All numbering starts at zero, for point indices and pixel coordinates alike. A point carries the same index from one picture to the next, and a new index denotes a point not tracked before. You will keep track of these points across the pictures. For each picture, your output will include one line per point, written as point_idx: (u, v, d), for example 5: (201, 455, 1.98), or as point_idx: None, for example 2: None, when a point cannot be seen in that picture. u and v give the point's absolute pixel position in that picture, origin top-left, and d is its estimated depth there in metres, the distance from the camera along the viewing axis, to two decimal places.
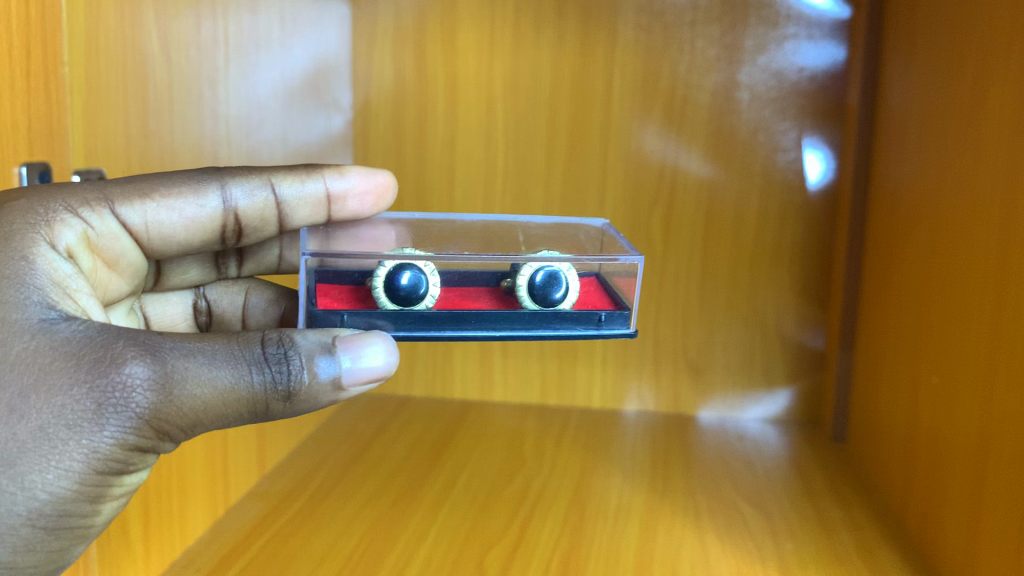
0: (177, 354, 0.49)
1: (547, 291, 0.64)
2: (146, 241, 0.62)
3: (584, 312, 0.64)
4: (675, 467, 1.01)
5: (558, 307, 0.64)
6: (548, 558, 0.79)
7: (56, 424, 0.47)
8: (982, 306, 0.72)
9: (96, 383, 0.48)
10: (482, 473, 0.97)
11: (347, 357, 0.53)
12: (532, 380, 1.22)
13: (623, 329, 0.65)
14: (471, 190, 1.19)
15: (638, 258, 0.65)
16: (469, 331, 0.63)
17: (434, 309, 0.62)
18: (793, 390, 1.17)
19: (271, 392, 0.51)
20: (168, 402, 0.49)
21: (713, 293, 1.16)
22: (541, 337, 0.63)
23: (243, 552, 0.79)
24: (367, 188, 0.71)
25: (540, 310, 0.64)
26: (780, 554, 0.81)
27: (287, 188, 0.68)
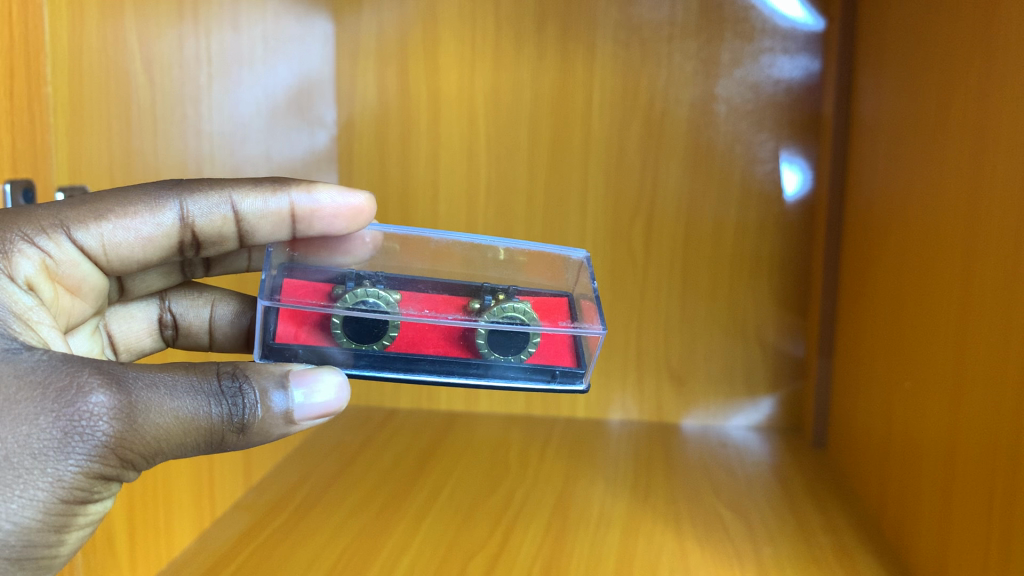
0: (140, 383, 0.49)
1: (503, 343, 0.62)
2: (104, 263, 0.63)
3: (539, 367, 0.62)
4: (658, 474, 1.02)
5: (514, 359, 0.62)
6: (528, 566, 0.80)
7: (21, 453, 0.46)
8: (950, 311, 0.74)
9: (60, 412, 0.47)
10: (465, 483, 0.98)
11: (301, 390, 0.54)
12: (517, 391, 1.23)
13: (576, 383, 0.63)
14: (455, 204, 1.20)
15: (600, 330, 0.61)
16: (421, 372, 0.62)
17: (388, 349, 0.62)
18: (774, 397, 1.19)
19: (227, 423, 0.51)
20: (132, 430, 0.48)
21: (695, 303, 1.17)
22: (489, 385, 0.62)
23: (228, 563, 0.80)
24: (340, 208, 0.69)
25: (494, 362, 0.62)
26: (759, 559, 0.82)
27: (247, 206, 0.68)
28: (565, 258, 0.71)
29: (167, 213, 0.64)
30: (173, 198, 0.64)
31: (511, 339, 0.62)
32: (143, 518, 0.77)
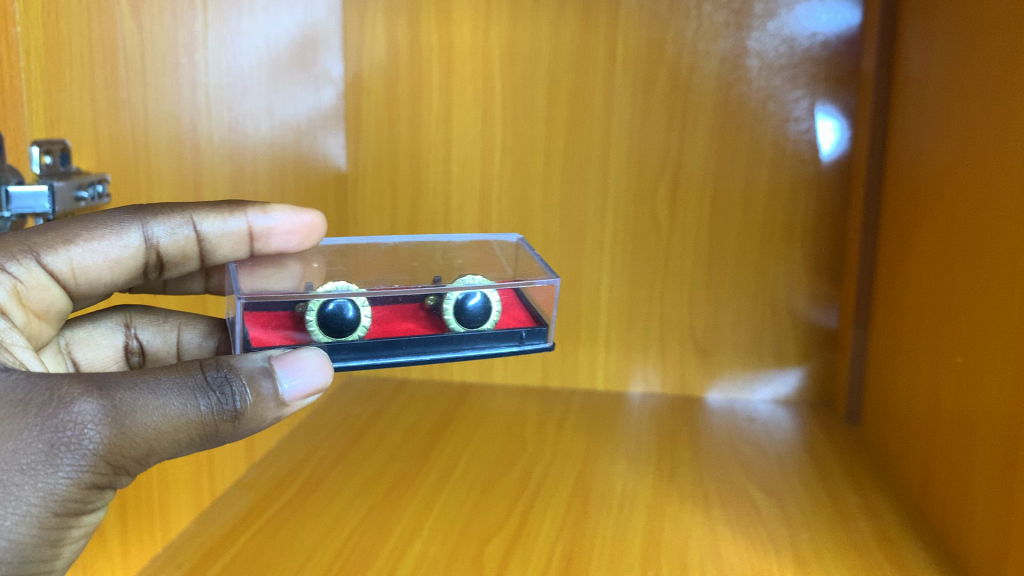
0: (122, 385, 0.46)
1: (468, 313, 0.64)
2: (73, 287, 0.61)
3: (506, 331, 0.65)
4: (683, 452, 0.96)
5: (482, 328, 0.64)
6: (549, 551, 0.74)
7: (9, 470, 0.44)
8: (1011, 283, 0.68)
9: (45, 423, 0.44)
10: (480, 461, 0.92)
11: (286, 372, 0.51)
12: (532, 362, 1.17)
13: (539, 340, 0.66)
14: (468, 165, 1.14)
15: (555, 278, 0.66)
16: (400, 356, 0.63)
17: (366, 338, 0.62)
18: (804, 370, 1.13)
19: (218, 416, 0.47)
20: (119, 435, 0.45)
21: (721, 271, 1.11)
22: (464, 357, 0.64)
23: (228, 547, 0.75)
24: (294, 227, 0.70)
25: (467, 332, 0.64)
26: (795, 546, 0.77)
27: (207, 226, 0.67)
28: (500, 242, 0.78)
29: (135, 240, 0.63)
30: (137, 222, 0.63)
31: (479, 304, 0.64)
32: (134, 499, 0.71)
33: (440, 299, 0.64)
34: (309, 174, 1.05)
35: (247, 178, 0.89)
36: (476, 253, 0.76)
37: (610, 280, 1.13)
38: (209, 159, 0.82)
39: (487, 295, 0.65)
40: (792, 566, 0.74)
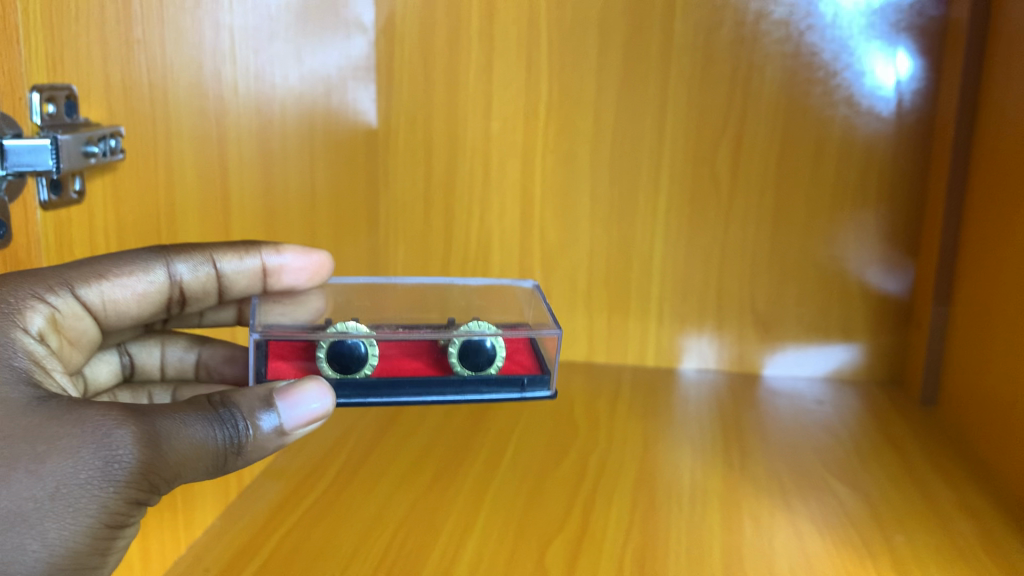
0: (157, 413, 0.47)
1: (474, 360, 0.61)
2: (102, 319, 0.57)
3: (507, 376, 0.61)
4: (750, 438, 0.88)
5: (485, 373, 0.61)
6: (618, 555, 0.67)
7: (69, 484, 0.44)
8: None
9: (92, 446, 0.45)
10: (528, 446, 0.84)
11: (288, 406, 0.51)
12: (578, 337, 1.08)
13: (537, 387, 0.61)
14: (510, 121, 1.03)
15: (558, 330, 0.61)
16: (402, 396, 0.60)
17: (371, 376, 0.60)
18: (874, 345, 1.04)
19: (230, 442, 0.48)
20: (155, 454, 0.46)
21: (786, 238, 1.02)
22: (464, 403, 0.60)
23: (261, 545, 0.67)
24: (305, 267, 0.66)
25: (469, 376, 0.61)
26: (891, 551, 0.68)
27: (223, 263, 0.63)
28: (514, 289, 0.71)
29: (159, 278, 0.59)
30: (160, 262, 0.59)
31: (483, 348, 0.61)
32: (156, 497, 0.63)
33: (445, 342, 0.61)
34: (340, 130, 0.95)
35: (275, 134, 0.80)
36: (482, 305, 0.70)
37: (665, 248, 1.04)
38: (234, 112, 0.72)
39: (490, 341, 0.61)
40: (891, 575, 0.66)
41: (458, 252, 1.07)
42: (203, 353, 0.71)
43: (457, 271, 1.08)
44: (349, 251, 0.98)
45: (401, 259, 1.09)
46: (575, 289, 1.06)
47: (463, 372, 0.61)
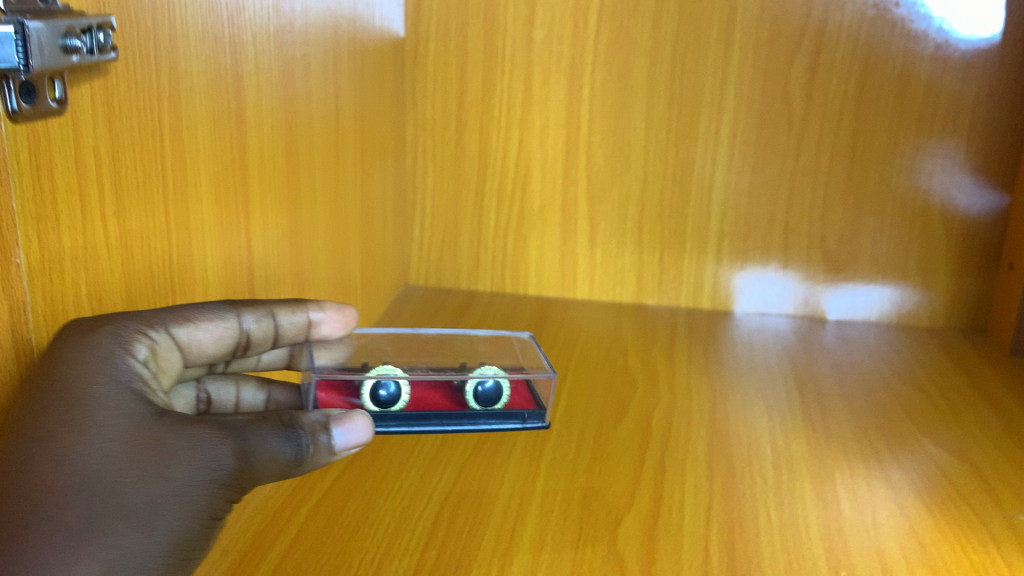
0: (247, 426, 0.43)
1: (487, 395, 0.54)
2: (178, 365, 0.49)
3: (509, 410, 0.54)
4: (829, 395, 0.78)
5: (492, 407, 0.53)
6: (703, 537, 0.57)
7: (170, 494, 0.40)
8: None
9: (193, 452, 0.41)
10: (581, 402, 0.75)
11: (341, 429, 0.46)
12: (625, 275, 0.97)
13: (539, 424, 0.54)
14: (557, 31, 0.91)
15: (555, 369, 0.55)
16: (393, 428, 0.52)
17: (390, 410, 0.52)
18: (955, 289, 0.94)
19: (300, 469, 0.44)
20: (247, 471, 0.42)
21: (865, 167, 0.91)
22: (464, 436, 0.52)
23: (288, 520, 0.58)
24: (338, 324, 0.55)
25: (473, 411, 0.53)
26: (1016, 530, 0.59)
27: (287, 322, 0.52)
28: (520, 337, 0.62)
29: (226, 332, 0.50)
30: (232, 315, 0.50)
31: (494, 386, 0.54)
32: None
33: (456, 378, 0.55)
34: (365, 39, 0.82)
35: (297, 40, 0.67)
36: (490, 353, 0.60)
37: (727, 178, 0.93)
38: (251, 9, 0.58)
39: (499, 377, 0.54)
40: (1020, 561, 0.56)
41: (494, 179, 0.96)
42: (272, 399, 0.57)
43: (492, 200, 0.97)
44: (375, 177, 0.87)
45: (430, 187, 0.97)
46: (625, 222, 0.95)
47: (477, 408, 0.54)
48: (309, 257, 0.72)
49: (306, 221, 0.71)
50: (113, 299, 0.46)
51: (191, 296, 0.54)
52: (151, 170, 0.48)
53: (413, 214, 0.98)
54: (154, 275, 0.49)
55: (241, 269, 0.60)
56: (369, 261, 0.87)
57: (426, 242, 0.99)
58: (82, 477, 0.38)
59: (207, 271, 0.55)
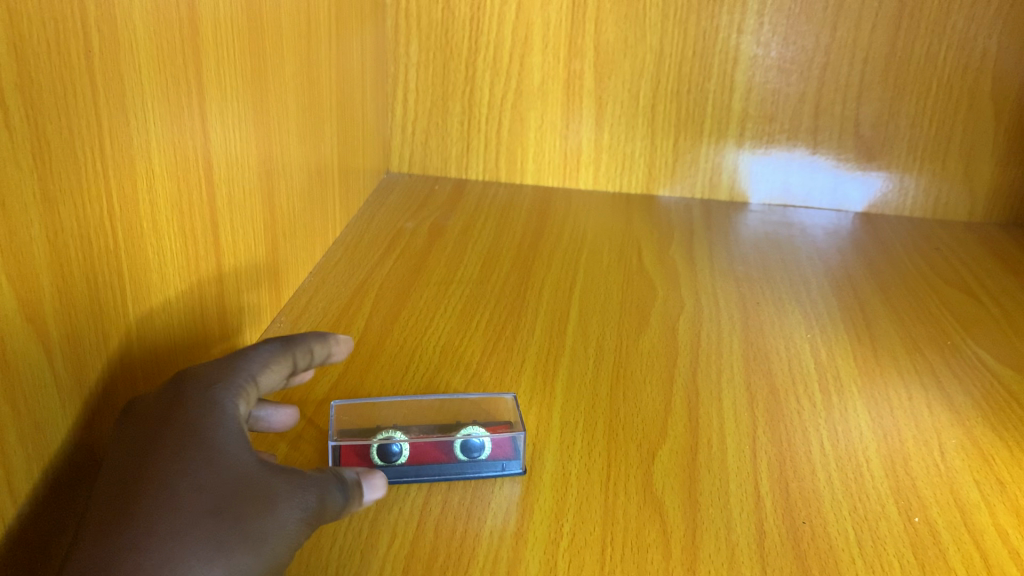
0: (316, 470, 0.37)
1: (477, 447, 0.48)
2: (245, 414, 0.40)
3: (489, 460, 0.48)
4: (871, 301, 0.69)
5: (478, 460, 0.48)
6: (752, 476, 0.49)
7: (267, 520, 0.33)
8: None
9: (286, 484, 0.34)
10: (596, 309, 0.65)
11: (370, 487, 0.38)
12: (634, 162, 0.86)
13: (518, 471, 0.48)
14: None
15: (522, 433, 0.48)
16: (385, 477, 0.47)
17: (389, 467, 0.47)
18: (999, 180, 0.84)
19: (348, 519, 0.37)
20: (329, 514, 0.35)
21: (912, 40, 0.80)
22: (450, 481, 0.48)
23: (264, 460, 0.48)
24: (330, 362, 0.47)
25: (461, 466, 0.48)
26: None
27: (320, 353, 0.46)
28: (497, 400, 0.52)
29: (282, 370, 0.43)
30: (284, 355, 0.44)
31: (480, 447, 0.48)
32: (109, 405, 0.43)
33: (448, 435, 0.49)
34: None
35: None
36: (470, 410, 0.51)
37: (754, 51, 0.81)
38: None
39: (486, 437, 0.48)
40: None
41: (487, 48, 0.83)
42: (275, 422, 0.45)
43: (484, 73, 0.84)
44: (350, 48, 0.74)
45: (413, 58, 0.85)
46: (637, 100, 0.84)
47: (461, 459, 0.48)
48: (276, 140, 0.60)
49: (272, 96, 0.59)
50: (22, 201, 0.34)
51: (132, 190, 0.42)
52: (65, 25, 0.36)
53: (394, 90, 0.86)
54: (79, 165, 0.38)
55: (195, 153, 0.49)
56: (346, 145, 0.75)
57: (409, 123, 0.87)
58: (185, 496, 0.32)
59: (152, 159, 0.44)
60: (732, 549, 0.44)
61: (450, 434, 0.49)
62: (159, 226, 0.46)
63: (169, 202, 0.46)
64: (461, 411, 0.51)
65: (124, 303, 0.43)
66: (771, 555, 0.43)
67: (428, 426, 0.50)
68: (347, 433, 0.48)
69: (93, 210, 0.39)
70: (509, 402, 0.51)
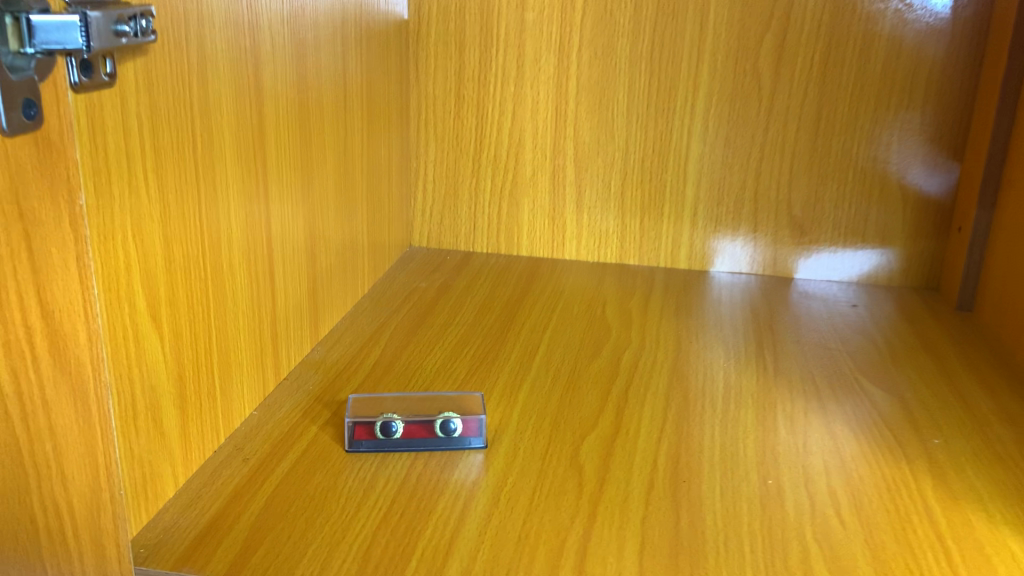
0: None
1: (451, 427, 0.66)
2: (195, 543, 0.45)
3: (459, 436, 0.66)
4: (784, 340, 0.87)
5: (451, 436, 0.66)
6: (654, 453, 0.66)
7: None
8: None
9: None
10: (560, 344, 0.84)
11: None
12: (608, 237, 1.06)
13: (481, 444, 0.66)
14: (546, 14, 1.00)
15: (482, 417, 0.67)
16: (386, 447, 0.66)
17: (389, 438, 0.66)
18: (911, 251, 1.02)
19: None
20: None
21: (829, 137, 0.99)
22: (432, 451, 0.66)
23: (299, 438, 0.67)
24: None
25: (440, 440, 0.66)
26: (928, 453, 0.68)
27: None
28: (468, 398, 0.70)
29: None
30: None
31: (451, 426, 0.66)
32: (195, 386, 0.62)
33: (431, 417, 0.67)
34: (371, 21, 0.91)
35: (307, 25, 0.75)
36: (447, 401, 0.69)
37: (702, 148, 1.01)
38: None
39: (456, 419, 0.66)
40: (929, 477, 0.65)
41: (490, 146, 1.05)
42: None
43: (487, 167, 1.06)
44: (380, 147, 0.96)
45: (432, 155, 1.07)
46: (610, 187, 1.04)
47: (440, 435, 0.66)
48: (320, 214, 0.81)
49: (317, 184, 0.80)
50: (153, 239, 0.55)
51: (217, 239, 0.63)
52: (184, 130, 0.57)
53: (416, 180, 1.08)
54: (186, 220, 0.59)
55: (260, 219, 0.70)
56: (375, 221, 0.96)
57: (427, 206, 1.09)
58: None
59: (231, 220, 0.65)
60: (627, 494, 0.61)
61: (433, 415, 0.67)
62: (235, 267, 0.66)
63: (240, 250, 0.67)
64: (441, 401, 0.69)
65: (208, 315, 0.63)
66: (654, 498, 0.60)
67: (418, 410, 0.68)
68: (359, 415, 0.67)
69: (193, 250, 0.60)
70: (476, 399, 0.70)
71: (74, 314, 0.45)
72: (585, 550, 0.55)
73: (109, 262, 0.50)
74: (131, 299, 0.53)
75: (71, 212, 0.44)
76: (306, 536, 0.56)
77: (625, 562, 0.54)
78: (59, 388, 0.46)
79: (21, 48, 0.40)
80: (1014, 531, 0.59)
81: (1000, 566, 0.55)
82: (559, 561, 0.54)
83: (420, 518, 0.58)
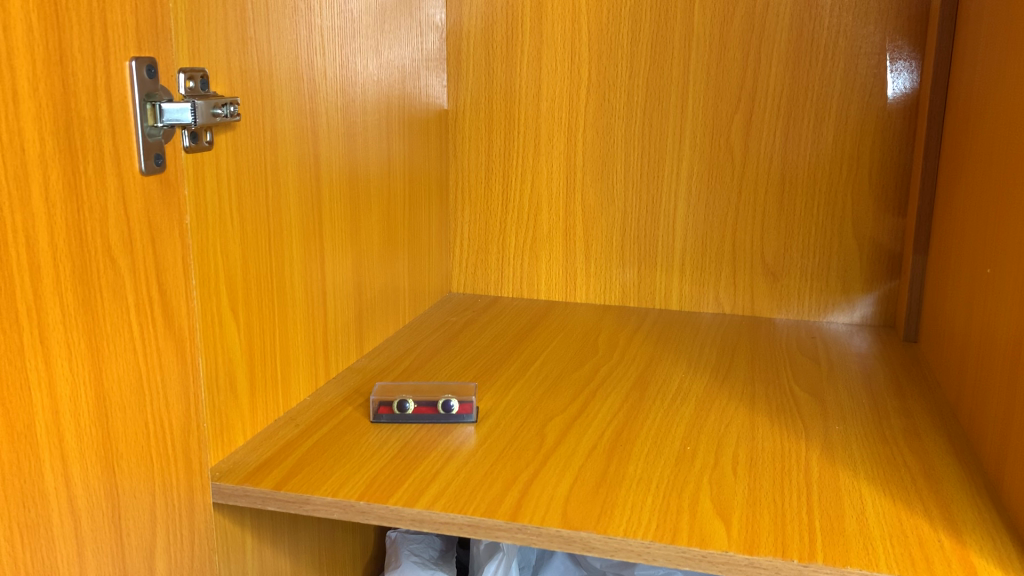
0: None
1: (450, 405, 0.87)
2: None
3: (456, 413, 0.87)
4: (741, 358, 1.06)
5: (450, 413, 0.87)
6: (604, 427, 0.86)
7: None
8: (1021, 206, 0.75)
9: None
10: (553, 360, 1.04)
11: None
12: (612, 284, 1.27)
13: (472, 419, 0.87)
14: (556, 103, 1.24)
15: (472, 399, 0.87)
16: (402, 419, 0.88)
17: (403, 414, 0.87)
18: (868, 295, 1.19)
19: None
20: None
21: (792, 200, 1.18)
22: (436, 422, 0.87)
23: (336, 415, 0.89)
24: None
25: (441, 415, 0.87)
26: (826, 433, 0.85)
27: None
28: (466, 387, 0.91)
29: None
30: None
31: (449, 407, 0.87)
32: (263, 370, 0.85)
33: (435, 399, 0.88)
34: (413, 110, 1.16)
35: (357, 113, 1.01)
36: (449, 386, 0.91)
37: (686, 209, 1.22)
38: (324, 92, 0.93)
39: (453, 402, 0.87)
40: (818, 447, 0.82)
41: (513, 210, 1.29)
42: None
43: (512, 227, 1.29)
44: (421, 209, 1.21)
45: (467, 218, 1.31)
46: (611, 242, 1.26)
47: (441, 412, 0.87)
48: (366, 256, 1.05)
49: (365, 231, 1.04)
50: (236, 258, 0.79)
51: (282, 264, 0.87)
52: (260, 185, 0.82)
53: (455, 238, 1.32)
54: (260, 248, 0.83)
55: (315, 253, 0.94)
56: (416, 268, 1.20)
57: (464, 260, 1.33)
58: None
59: (293, 251, 0.89)
60: (572, 451, 0.80)
61: (437, 397, 0.88)
62: (295, 285, 0.90)
63: (300, 275, 0.91)
64: (445, 387, 0.91)
65: (274, 319, 0.86)
66: (593, 453, 0.80)
67: (428, 393, 0.90)
68: (383, 395, 0.89)
69: (264, 270, 0.84)
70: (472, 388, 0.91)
71: (180, 297, 0.69)
72: (531, 481, 0.75)
73: (205, 268, 0.75)
74: (217, 295, 0.77)
75: (179, 228, 0.69)
76: (332, 469, 0.78)
77: (558, 489, 0.74)
78: (168, 345, 0.69)
79: (155, 122, 0.65)
80: (870, 483, 0.76)
81: (847, 502, 0.72)
82: (510, 486, 0.74)
83: (415, 460, 0.79)
